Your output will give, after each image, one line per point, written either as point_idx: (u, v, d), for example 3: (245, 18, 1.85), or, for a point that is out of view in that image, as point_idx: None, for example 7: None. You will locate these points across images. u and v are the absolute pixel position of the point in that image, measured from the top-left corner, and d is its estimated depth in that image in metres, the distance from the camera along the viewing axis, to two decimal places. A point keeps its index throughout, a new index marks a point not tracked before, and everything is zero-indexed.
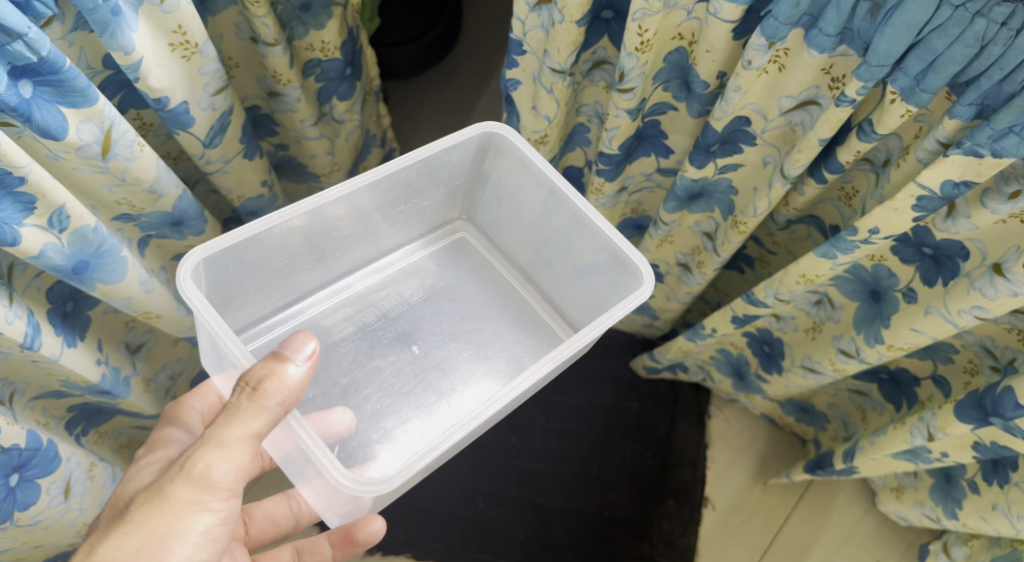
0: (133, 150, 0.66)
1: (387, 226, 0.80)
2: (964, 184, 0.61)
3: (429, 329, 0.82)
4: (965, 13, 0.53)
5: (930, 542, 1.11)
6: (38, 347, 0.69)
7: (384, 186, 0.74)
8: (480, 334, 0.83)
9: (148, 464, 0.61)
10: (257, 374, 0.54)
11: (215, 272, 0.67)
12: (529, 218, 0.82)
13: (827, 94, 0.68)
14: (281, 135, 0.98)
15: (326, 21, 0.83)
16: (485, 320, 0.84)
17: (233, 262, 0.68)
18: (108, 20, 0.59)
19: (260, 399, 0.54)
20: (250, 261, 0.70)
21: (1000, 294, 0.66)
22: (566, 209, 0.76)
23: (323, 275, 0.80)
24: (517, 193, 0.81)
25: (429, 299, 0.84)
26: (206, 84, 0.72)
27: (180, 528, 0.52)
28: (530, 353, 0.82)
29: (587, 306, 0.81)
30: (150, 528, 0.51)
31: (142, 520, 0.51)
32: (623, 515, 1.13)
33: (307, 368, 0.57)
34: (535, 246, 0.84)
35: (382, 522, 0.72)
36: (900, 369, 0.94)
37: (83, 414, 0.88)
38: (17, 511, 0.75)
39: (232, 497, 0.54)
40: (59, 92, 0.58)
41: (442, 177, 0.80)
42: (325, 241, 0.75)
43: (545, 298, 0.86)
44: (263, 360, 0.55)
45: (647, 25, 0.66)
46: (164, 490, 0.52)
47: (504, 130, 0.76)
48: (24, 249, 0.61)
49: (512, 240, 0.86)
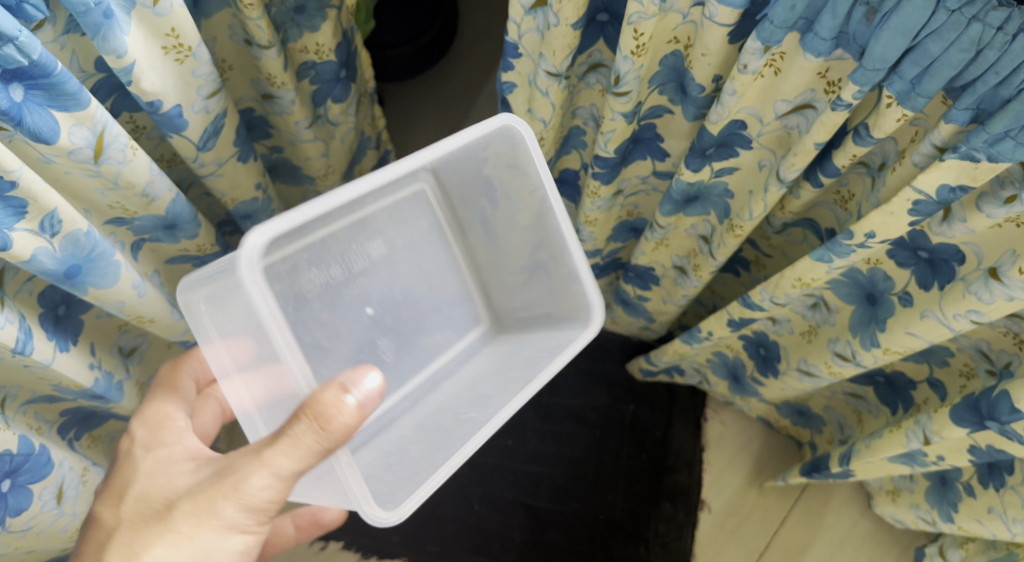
0: (126, 154, 0.66)
1: None
2: (960, 188, 0.61)
3: (385, 293, 0.78)
4: (961, 17, 0.53)
5: (926, 544, 1.10)
6: (30, 352, 0.69)
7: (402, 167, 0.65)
8: (419, 303, 0.82)
9: (169, 459, 0.63)
10: (321, 409, 0.55)
11: None
12: (508, 218, 0.78)
13: (823, 97, 0.68)
14: (275, 137, 0.97)
15: (320, 23, 0.82)
16: (423, 292, 0.82)
17: None
18: (100, 24, 0.58)
19: (322, 432, 0.55)
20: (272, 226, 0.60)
21: (996, 298, 0.66)
22: (549, 237, 0.75)
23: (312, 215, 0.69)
24: (510, 195, 0.76)
25: (390, 260, 0.78)
26: (199, 87, 0.71)
27: (222, 543, 0.57)
28: (456, 329, 0.85)
29: (518, 307, 0.85)
30: (198, 542, 0.57)
31: (191, 534, 0.57)
32: (619, 518, 1.13)
33: (367, 404, 0.58)
34: (486, 227, 0.81)
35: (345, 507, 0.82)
36: (895, 373, 0.94)
37: (76, 418, 0.87)
38: (9, 517, 0.74)
39: (270, 519, 0.59)
40: (51, 95, 0.58)
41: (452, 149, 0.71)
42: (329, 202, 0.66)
43: (480, 277, 0.86)
44: (329, 391, 0.56)
45: (643, 28, 0.65)
46: (214, 506, 0.57)
47: (524, 128, 0.68)
48: (16, 254, 0.61)
49: (475, 216, 0.81)
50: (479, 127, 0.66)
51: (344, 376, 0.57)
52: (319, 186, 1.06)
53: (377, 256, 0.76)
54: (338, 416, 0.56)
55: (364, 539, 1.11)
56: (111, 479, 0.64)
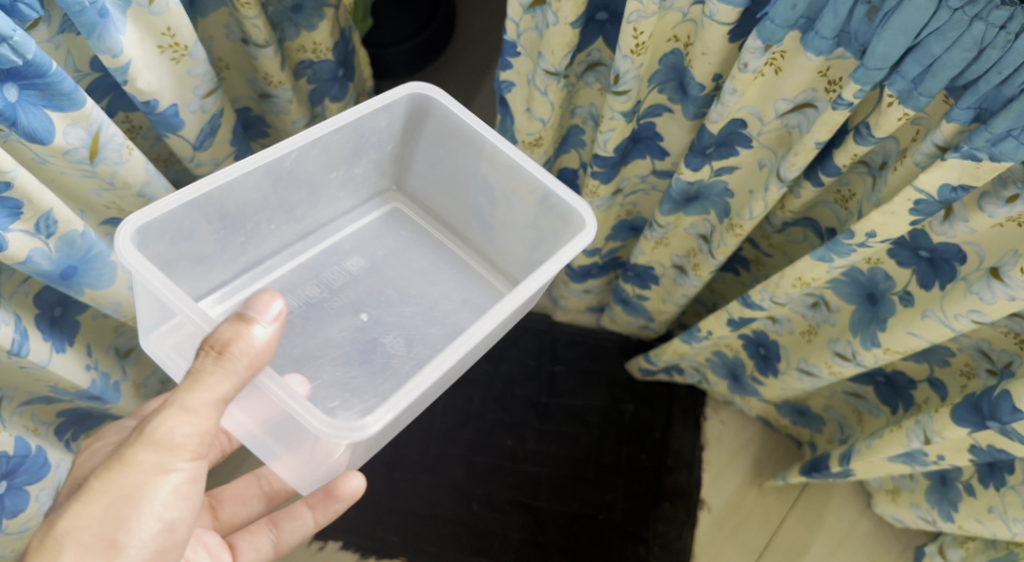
0: (121, 154, 0.65)
1: (324, 193, 0.77)
2: (962, 188, 0.61)
3: (374, 295, 0.78)
4: (963, 16, 0.53)
5: (925, 543, 1.10)
6: (26, 353, 0.68)
7: (318, 149, 0.70)
8: (413, 301, 0.78)
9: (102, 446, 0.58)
10: (223, 336, 0.52)
11: (151, 242, 0.62)
12: (461, 176, 0.78)
13: (824, 96, 0.67)
14: (273, 137, 0.97)
15: (317, 22, 0.82)
16: (416, 289, 0.79)
17: (167, 232, 0.64)
18: (95, 23, 0.58)
19: (226, 363, 0.51)
20: (186, 230, 0.65)
21: (998, 298, 0.65)
22: (500, 165, 0.73)
23: (277, 238, 0.76)
24: (461, 159, 0.77)
25: (372, 269, 0.80)
26: (194, 86, 0.70)
27: (147, 490, 0.50)
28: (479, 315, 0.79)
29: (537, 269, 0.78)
30: (113, 492, 0.50)
31: (103, 486, 0.50)
32: (618, 519, 1.12)
33: (273, 329, 0.54)
34: (467, 217, 0.81)
35: (359, 478, 0.64)
36: (896, 372, 0.94)
37: (72, 419, 0.86)
38: (5, 519, 0.73)
39: (200, 455, 0.53)
40: (46, 95, 0.57)
41: (371, 143, 0.76)
42: (278, 198, 0.72)
43: (485, 260, 0.82)
44: (227, 322, 0.53)
45: (642, 27, 0.65)
46: (125, 456, 0.51)
47: (440, 94, 0.73)
48: (12, 255, 0.60)
49: (449, 204, 0.82)
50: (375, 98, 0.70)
51: (249, 300, 0.54)
52: None
53: (357, 270, 0.80)
54: (237, 334, 0.52)
55: (363, 538, 1.09)
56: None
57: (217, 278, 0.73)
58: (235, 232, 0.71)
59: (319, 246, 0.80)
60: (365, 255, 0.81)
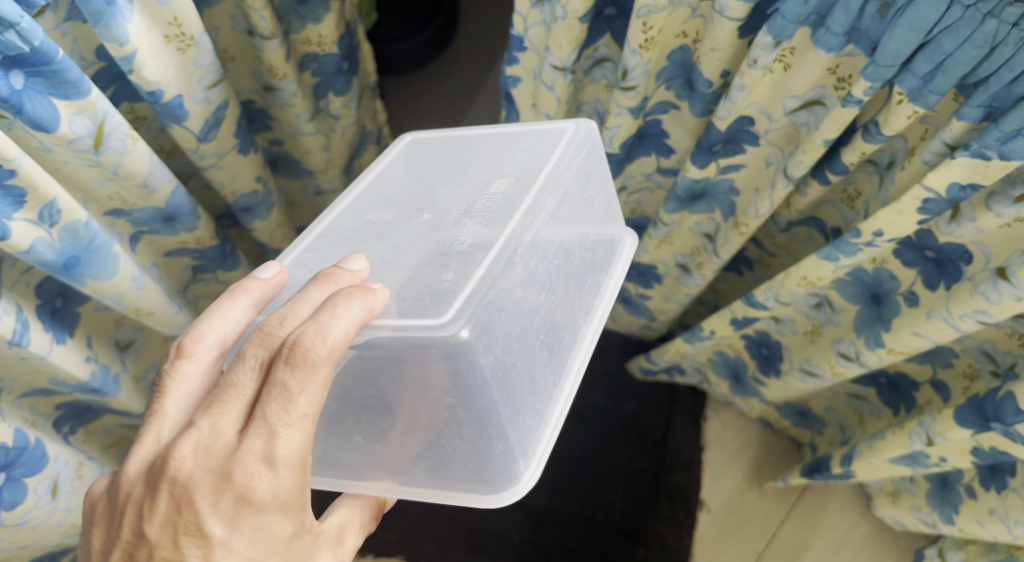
0: (126, 144, 0.65)
1: (580, 260, 0.64)
2: (971, 187, 0.60)
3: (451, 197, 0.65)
4: (976, 13, 0.53)
5: (925, 547, 1.07)
6: (27, 344, 0.68)
7: (591, 297, 0.66)
8: (455, 180, 0.68)
9: (306, 540, 0.52)
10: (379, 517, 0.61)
11: (518, 438, 0.56)
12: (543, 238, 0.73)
13: (833, 94, 0.67)
14: (276, 130, 0.95)
15: (323, 15, 0.82)
16: (471, 162, 0.69)
17: (527, 407, 0.57)
18: (102, 11, 0.58)
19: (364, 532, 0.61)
20: (526, 385, 0.57)
21: (1004, 299, 0.65)
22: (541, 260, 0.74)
23: (528, 258, 0.57)
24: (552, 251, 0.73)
25: (512, 190, 0.62)
26: (200, 77, 0.70)
27: None
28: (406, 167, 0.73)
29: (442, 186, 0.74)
30: None
31: None
32: (617, 518, 1.12)
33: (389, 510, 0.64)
34: None
35: None
36: (899, 374, 0.93)
37: (71, 412, 0.85)
38: (3, 511, 0.72)
39: None
40: (51, 83, 0.57)
41: (599, 251, 0.68)
42: (565, 295, 0.62)
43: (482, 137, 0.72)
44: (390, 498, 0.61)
45: (652, 21, 0.65)
46: None
47: (624, 254, 0.73)
48: (14, 244, 0.60)
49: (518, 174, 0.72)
50: (627, 264, 0.72)
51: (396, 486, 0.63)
52: (319, 181, 1.02)
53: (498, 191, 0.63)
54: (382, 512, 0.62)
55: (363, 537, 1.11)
56: (253, 550, 0.49)
57: (500, 328, 0.54)
58: (524, 323, 0.56)
59: (536, 189, 0.60)
60: (517, 174, 0.64)
